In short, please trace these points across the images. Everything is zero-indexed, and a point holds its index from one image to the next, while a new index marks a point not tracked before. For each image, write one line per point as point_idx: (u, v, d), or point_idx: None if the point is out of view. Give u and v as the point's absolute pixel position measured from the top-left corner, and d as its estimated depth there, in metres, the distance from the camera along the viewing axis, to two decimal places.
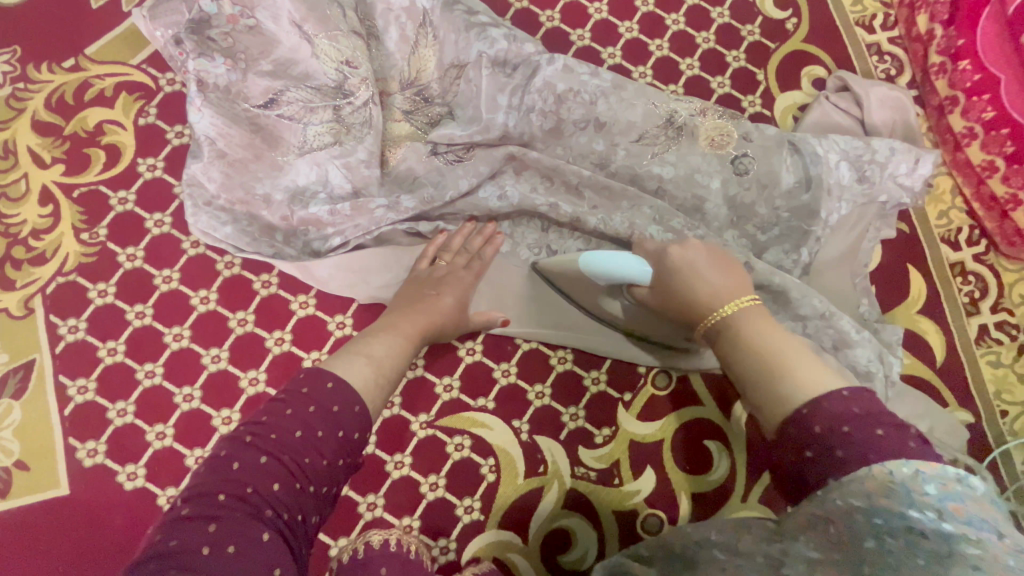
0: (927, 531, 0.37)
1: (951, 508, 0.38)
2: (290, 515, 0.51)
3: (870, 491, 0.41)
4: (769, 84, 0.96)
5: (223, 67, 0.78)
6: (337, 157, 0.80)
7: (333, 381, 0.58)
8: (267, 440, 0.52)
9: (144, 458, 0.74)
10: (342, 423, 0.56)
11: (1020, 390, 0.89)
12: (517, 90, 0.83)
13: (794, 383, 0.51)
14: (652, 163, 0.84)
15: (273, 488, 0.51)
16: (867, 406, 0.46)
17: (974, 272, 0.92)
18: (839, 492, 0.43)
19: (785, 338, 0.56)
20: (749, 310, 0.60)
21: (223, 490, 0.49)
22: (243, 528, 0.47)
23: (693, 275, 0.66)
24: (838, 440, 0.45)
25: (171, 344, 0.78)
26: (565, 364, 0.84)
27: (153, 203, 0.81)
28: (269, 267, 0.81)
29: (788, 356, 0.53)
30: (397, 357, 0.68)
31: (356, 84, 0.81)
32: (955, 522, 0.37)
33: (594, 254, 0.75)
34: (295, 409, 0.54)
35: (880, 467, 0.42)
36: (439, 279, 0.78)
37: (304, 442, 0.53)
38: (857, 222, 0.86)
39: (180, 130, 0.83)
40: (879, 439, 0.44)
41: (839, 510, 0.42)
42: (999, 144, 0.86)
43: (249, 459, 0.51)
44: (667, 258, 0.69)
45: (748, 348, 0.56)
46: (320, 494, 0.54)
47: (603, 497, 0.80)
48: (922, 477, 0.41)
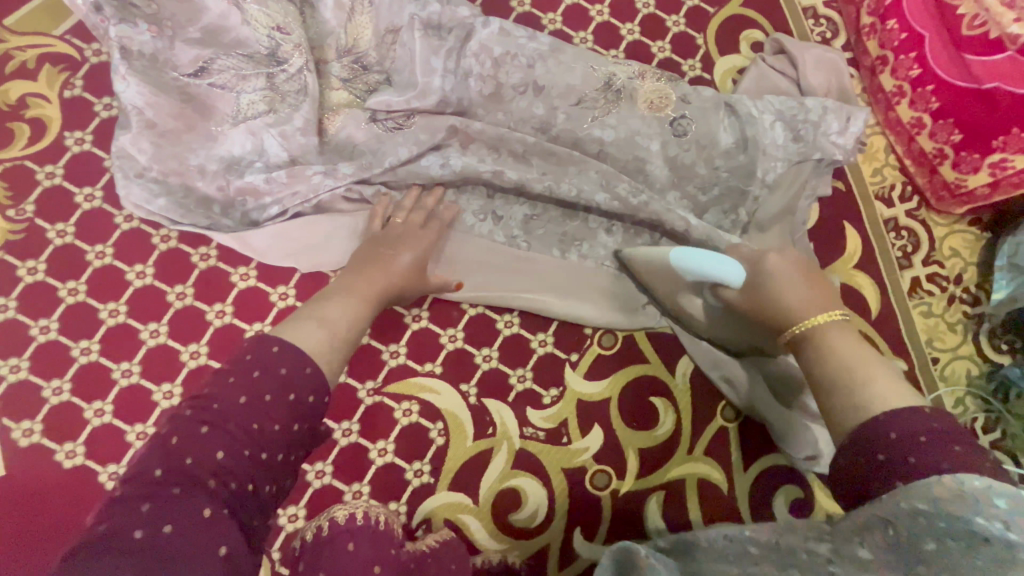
0: (991, 538, 0.39)
1: (1018, 521, 0.39)
2: (239, 486, 0.48)
3: (936, 497, 0.42)
4: (709, 48, 0.98)
5: (148, 34, 0.75)
6: (271, 125, 0.79)
7: (279, 346, 0.56)
8: (208, 410, 0.50)
9: (81, 436, 0.73)
10: (294, 386, 0.54)
11: (950, 338, 0.92)
12: (453, 54, 0.83)
13: (874, 395, 0.52)
14: (592, 126, 0.85)
15: (219, 456, 0.48)
16: (944, 423, 0.47)
17: (907, 227, 0.96)
18: (904, 494, 0.43)
19: (868, 353, 0.57)
20: (835, 324, 0.61)
21: (160, 466, 0.46)
22: (182, 503, 0.44)
23: (781, 285, 0.68)
24: (914, 449, 0.46)
25: (107, 320, 0.76)
26: (512, 328, 0.85)
27: (83, 177, 0.79)
28: (207, 239, 0.80)
29: (868, 369, 0.55)
30: (358, 321, 0.67)
31: (290, 51, 0.80)
32: (1020, 533, 0.38)
33: (688, 251, 0.77)
34: (237, 377, 0.53)
35: (951, 477, 0.42)
36: (394, 240, 0.77)
37: (250, 407, 0.51)
38: (794, 180, 0.89)
39: (108, 102, 0.81)
40: (956, 454, 0.44)
41: (902, 514, 0.43)
42: (925, 100, 0.89)
43: (189, 431, 0.48)
44: (765, 263, 0.70)
45: (831, 364, 0.57)
46: (273, 462, 0.51)
47: (553, 455, 0.82)
48: (994, 489, 0.41)
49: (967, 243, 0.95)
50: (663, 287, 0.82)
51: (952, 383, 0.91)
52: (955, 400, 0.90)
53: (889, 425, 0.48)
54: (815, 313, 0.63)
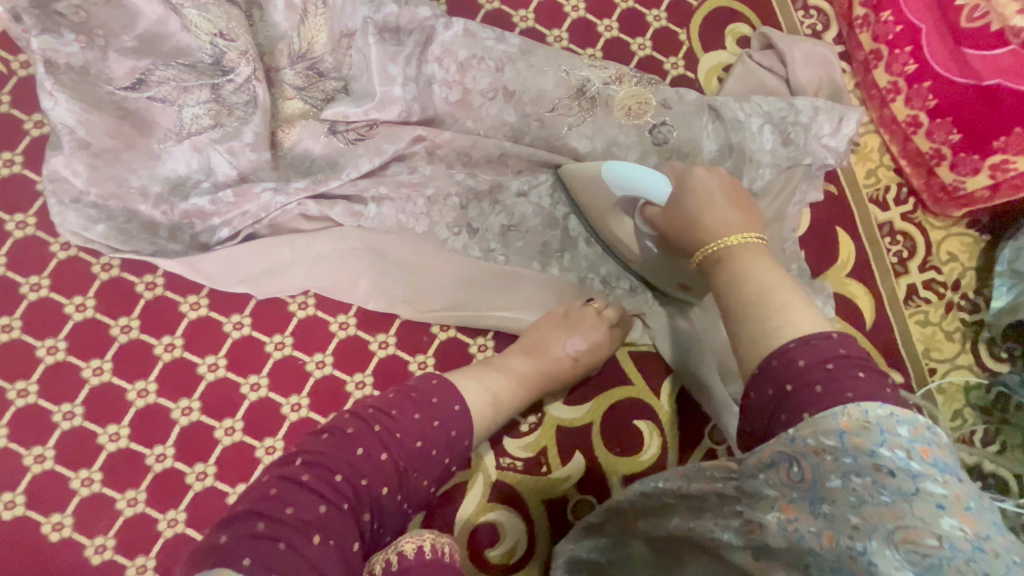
0: (896, 471, 0.33)
1: (919, 450, 0.34)
2: (377, 523, 0.50)
3: (840, 429, 0.36)
4: (692, 44, 0.91)
5: (76, 44, 0.69)
6: (219, 141, 0.73)
7: (460, 405, 0.58)
8: (391, 436, 0.52)
9: (21, 485, 0.68)
10: (451, 450, 0.57)
11: (948, 347, 0.88)
12: (414, 59, 0.77)
13: (778, 324, 0.44)
14: (568, 134, 0.80)
15: (382, 488, 0.50)
16: (852, 348, 0.41)
17: (902, 231, 0.91)
18: (809, 427, 0.37)
19: (778, 276, 0.47)
20: (749, 246, 0.52)
21: (342, 470, 0.48)
22: (346, 523, 0.46)
23: (706, 204, 0.58)
24: (822, 376, 0.40)
25: (45, 358, 0.71)
26: (486, 352, 0.79)
27: (13, 203, 0.73)
28: (153, 267, 0.74)
29: (778, 293, 0.45)
30: (516, 404, 0.70)
31: (235, 59, 0.73)
32: (924, 462, 0.34)
33: (621, 168, 0.69)
34: (422, 416, 0.55)
35: (856, 406, 0.36)
36: (576, 320, 0.76)
37: (421, 455, 0.54)
38: (783, 187, 0.83)
39: (39, 119, 0.75)
40: (859, 381, 0.38)
41: (804, 449, 0.37)
42: (921, 98, 0.84)
43: (373, 449, 0.51)
44: (690, 177, 0.62)
45: (733, 288, 0.48)
46: (404, 511, 0.54)
47: (531, 486, 0.77)
48: (896, 417, 0.35)
49: (965, 246, 0.90)
50: (594, 195, 0.75)
51: (951, 396, 0.87)
52: (953, 413, 0.86)
53: (797, 351, 0.41)
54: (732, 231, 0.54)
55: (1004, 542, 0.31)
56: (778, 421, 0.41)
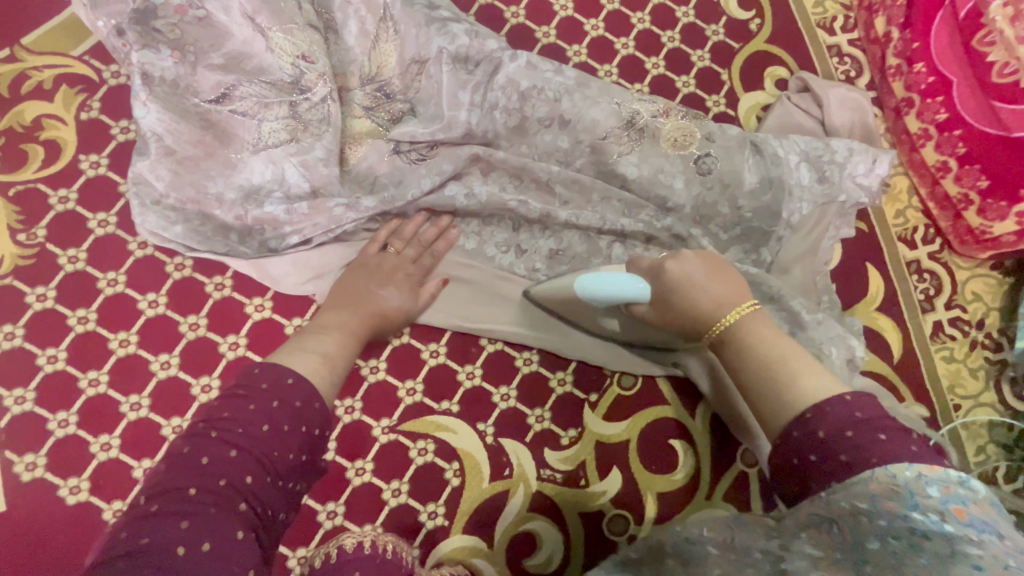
0: (930, 533, 0.38)
1: (953, 510, 0.40)
2: (261, 510, 0.49)
3: (873, 493, 0.43)
4: (733, 84, 0.97)
5: (171, 60, 0.74)
6: (293, 155, 0.77)
7: (294, 376, 0.57)
8: (234, 433, 0.50)
9: (86, 471, 0.71)
10: (305, 417, 0.55)
11: (972, 384, 0.91)
12: (480, 87, 0.82)
13: (798, 392, 0.51)
14: (618, 161, 0.84)
15: (247, 480, 0.49)
16: (866, 409, 0.48)
17: (929, 269, 0.95)
18: (843, 493, 0.44)
19: (792, 348, 0.56)
20: (751, 318, 0.59)
21: (195, 484, 0.46)
22: (219, 524, 0.45)
23: (692, 290, 0.62)
24: (845, 447, 0.46)
25: (117, 351, 0.74)
26: (530, 365, 0.83)
27: (97, 203, 0.78)
28: (223, 268, 0.79)
29: (791, 363, 0.54)
30: (348, 354, 0.68)
31: (314, 80, 0.78)
32: (956, 524, 0.39)
33: (592, 278, 0.70)
34: (259, 404, 0.53)
35: (884, 470, 0.44)
36: (379, 269, 0.77)
37: (274, 435, 0.52)
38: (817, 222, 0.88)
39: (125, 125, 0.80)
40: (881, 444, 0.45)
41: (843, 511, 0.42)
42: (952, 145, 0.88)
43: (218, 453, 0.49)
44: (665, 274, 0.65)
45: (753, 354, 0.56)
46: (286, 489, 0.53)
47: (570, 498, 0.79)
48: (924, 480, 0.42)
49: (989, 287, 0.94)
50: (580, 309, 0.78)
51: (974, 431, 0.90)
52: (977, 448, 0.89)
53: (816, 422, 0.48)
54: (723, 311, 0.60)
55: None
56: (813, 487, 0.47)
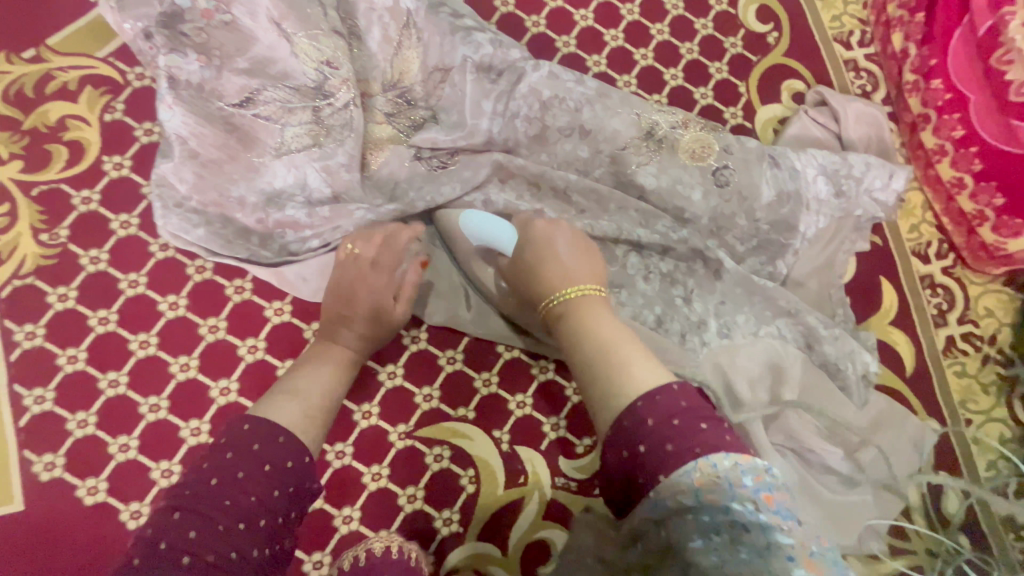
0: (747, 525, 0.42)
1: (763, 498, 0.43)
2: (219, 560, 0.46)
3: (696, 489, 0.44)
4: (750, 97, 0.97)
5: (197, 64, 0.75)
6: (315, 160, 0.78)
7: (248, 422, 0.54)
8: (180, 494, 0.48)
9: (104, 472, 0.71)
10: (264, 457, 0.52)
11: (984, 399, 0.92)
12: (503, 96, 0.83)
13: (623, 379, 0.52)
14: (636, 171, 0.84)
15: (192, 535, 0.46)
16: (691, 400, 0.49)
17: (942, 284, 0.95)
18: (670, 489, 0.45)
19: (621, 334, 0.57)
20: (585, 300, 0.62)
21: (139, 552, 0.45)
22: None
23: (545, 256, 0.68)
24: (668, 434, 0.47)
25: (136, 352, 0.75)
26: (546, 373, 0.83)
27: (120, 203, 0.78)
28: (243, 272, 0.79)
29: (618, 348, 0.55)
30: (325, 386, 0.65)
31: (337, 85, 0.79)
32: (767, 513, 0.42)
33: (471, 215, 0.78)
34: (211, 458, 0.51)
35: (706, 462, 0.45)
36: (350, 285, 0.71)
37: (223, 485, 0.49)
38: (832, 235, 0.89)
39: (149, 127, 0.80)
40: (701, 432, 0.47)
41: (670, 510, 0.45)
42: (967, 162, 0.89)
43: (162, 517, 0.47)
44: (530, 232, 0.71)
45: (589, 341, 0.57)
46: (260, 530, 0.49)
47: (584, 507, 0.79)
48: (739, 469, 0.44)
49: (1001, 303, 0.95)
50: (464, 249, 0.81)
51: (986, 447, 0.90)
52: (988, 464, 0.89)
53: (646, 409, 0.48)
54: (572, 289, 0.63)
55: None
56: (642, 484, 0.47)
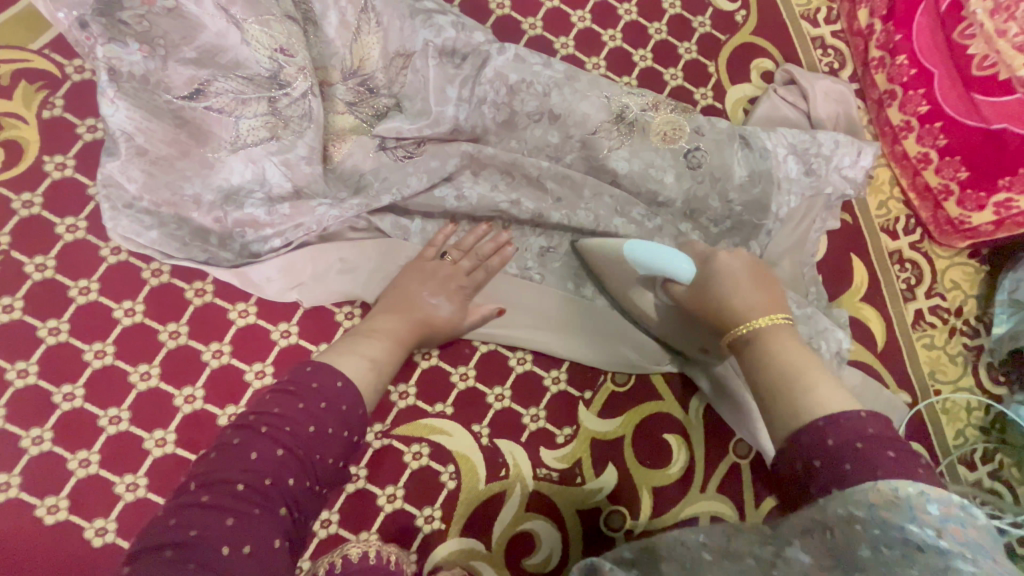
0: (924, 546, 0.37)
1: (951, 528, 0.38)
2: (297, 515, 0.48)
3: (870, 502, 0.41)
4: (720, 77, 0.96)
5: (140, 54, 0.70)
6: (274, 154, 0.74)
7: (342, 380, 0.55)
8: (282, 431, 0.49)
9: (65, 489, 0.68)
10: (350, 422, 0.54)
11: (952, 370, 0.94)
12: (468, 82, 0.80)
13: (809, 400, 0.49)
14: (608, 155, 0.83)
15: (289, 482, 0.48)
16: (878, 427, 0.46)
17: (910, 259, 0.97)
18: (841, 500, 0.42)
19: (812, 359, 0.54)
20: (782, 328, 0.57)
21: (243, 481, 0.46)
22: (259, 527, 0.44)
23: (734, 285, 0.63)
24: (849, 455, 0.44)
25: (92, 362, 0.71)
26: (524, 365, 0.82)
27: (65, 206, 0.73)
28: (203, 274, 0.75)
29: (808, 373, 0.52)
30: (394, 364, 0.67)
31: (293, 74, 0.75)
32: (951, 540, 0.37)
33: (638, 243, 0.73)
34: (307, 404, 0.52)
35: (884, 482, 0.41)
36: (433, 276, 0.75)
37: (318, 437, 0.51)
38: (805, 214, 0.89)
39: (92, 124, 0.76)
40: (886, 459, 0.43)
41: (837, 517, 0.41)
42: (932, 137, 0.90)
43: (266, 451, 0.48)
44: (715, 262, 0.66)
45: (774, 363, 0.54)
46: (321, 495, 0.52)
47: (566, 497, 0.79)
48: (925, 497, 0.40)
49: (967, 275, 0.97)
50: (616, 280, 0.79)
51: (954, 416, 0.92)
52: (956, 432, 0.92)
53: (827, 429, 0.46)
54: (761, 314, 0.59)
55: None
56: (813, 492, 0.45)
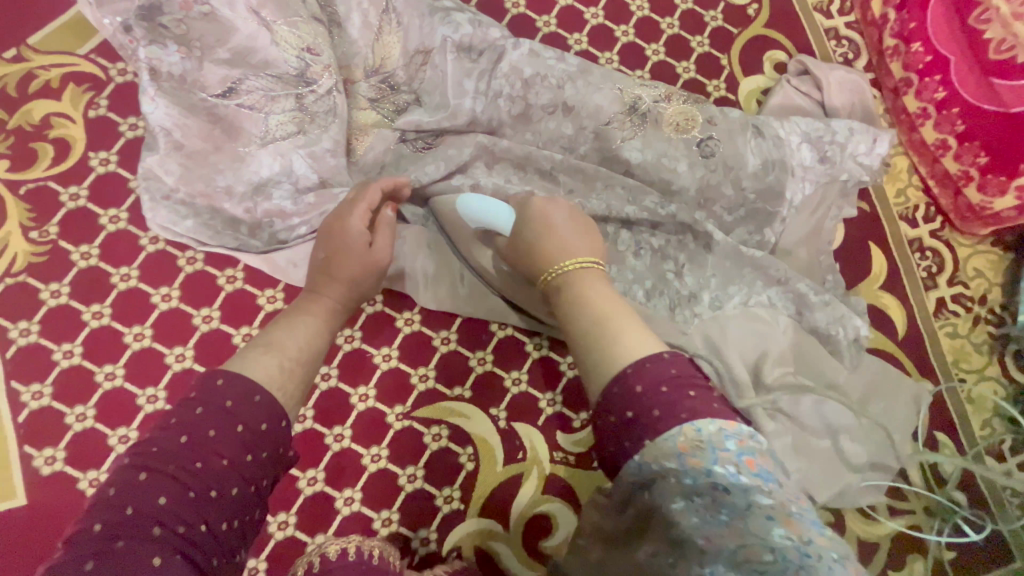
0: (730, 487, 0.42)
1: (746, 462, 0.43)
2: (187, 528, 0.43)
3: (679, 451, 0.44)
4: (732, 69, 0.98)
5: (177, 55, 0.74)
6: (301, 147, 0.78)
7: (223, 376, 0.50)
8: (148, 454, 0.45)
9: (105, 463, 0.72)
10: (237, 417, 0.49)
11: (976, 359, 0.92)
12: (484, 76, 0.83)
13: (619, 343, 0.51)
14: (621, 146, 0.85)
15: (161, 502, 0.43)
16: (681, 367, 0.49)
17: (931, 248, 0.96)
18: (653, 451, 0.45)
19: (615, 299, 0.57)
20: (588, 270, 0.61)
21: (101, 519, 0.42)
22: (121, 561, 0.40)
23: (548, 232, 0.66)
24: (658, 402, 0.46)
25: (132, 344, 0.75)
26: (541, 350, 0.84)
27: (109, 199, 0.78)
28: (234, 261, 0.79)
29: (615, 317, 0.54)
30: (308, 342, 0.60)
31: (319, 72, 0.79)
32: (748, 475, 0.42)
33: (470, 199, 0.77)
34: (179, 416, 0.47)
35: (692, 426, 0.44)
36: (338, 245, 0.69)
37: (193, 447, 0.46)
38: (820, 201, 0.89)
39: (134, 122, 0.81)
40: (689, 400, 0.46)
41: (654, 472, 0.45)
42: (950, 123, 0.90)
43: (128, 478, 0.44)
44: (529, 208, 0.70)
45: (587, 304, 0.56)
46: (231, 497, 0.46)
47: (584, 480, 0.80)
48: (723, 433, 0.44)
49: (991, 263, 0.95)
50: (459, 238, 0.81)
51: (980, 406, 0.91)
52: (983, 423, 0.90)
53: (635, 376, 0.48)
54: (572, 258, 0.62)
55: (823, 540, 0.40)
56: (626, 448, 0.47)
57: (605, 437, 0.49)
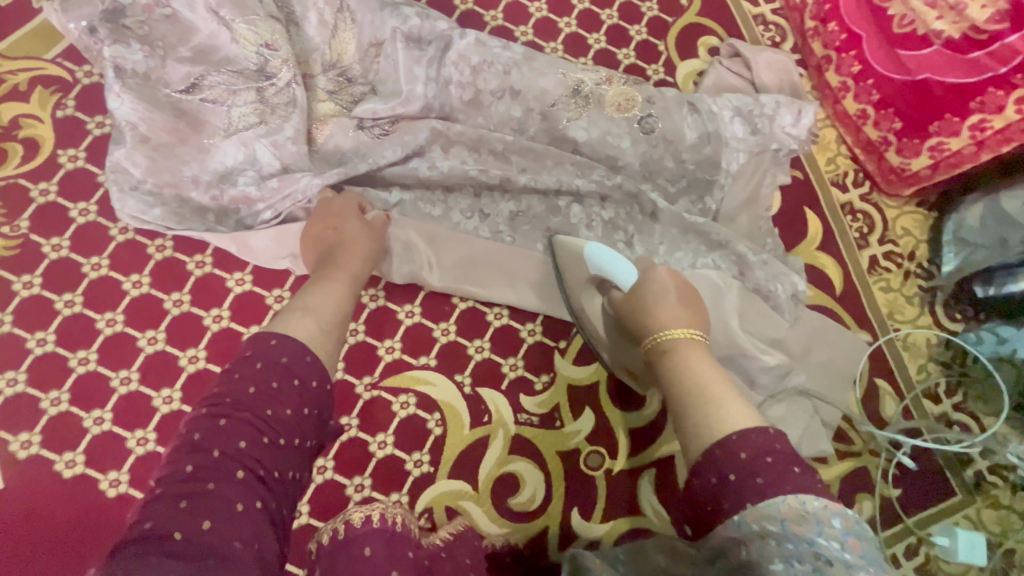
0: (833, 560, 0.44)
1: (851, 542, 0.45)
2: (265, 470, 0.50)
3: (783, 518, 0.47)
4: (669, 54, 1.05)
5: (141, 53, 0.79)
6: (263, 136, 0.82)
7: (276, 337, 0.57)
8: (223, 403, 0.52)
9: (81, 445, 0.74)
10: (294, 371, 0.56)
11: (910, 310, 0.99)
12: (434, 63, 0.89)
13: (718, 415, 0.57)
14: (567, 126, 0.91)
15: (242, 445, 0.50)
16: (785, 444, 0.53)
17: (862, 210, 1.03)
18: (756, 514, 0.48)
19: (716, 372, 0.64)
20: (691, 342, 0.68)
21: (191, 461, 0.48)
22: (217, 500, 0.46)
23: (660, 299, 0.74)
24: (762, 468, 0.50)
25: (105, 329, 0.78)
26: (501, 319, 0.89)
27: (78, 193, 0.82)
28: (203, 247, 0.83)
29: (717, 389, 0.61)
30: (337, 304, 0.69)
31: (278, 66, 0.83)
32: (853, 554, 0.44)
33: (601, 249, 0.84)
34: (243, 370, 0.54)
35: (796, 498, 0.48)
36: (336, 232, 0.79)
37: (262, 395, 0.53)
38: (755, 169, 0.96)
39: (101, 120, 0.84)
40: (794, 476, 0.49)
41: (753, 532, 0.48)
42: (867, 94, 0.98)
43: (208, 425, 0.50)
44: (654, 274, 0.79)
45: (690, 376, 0.63)
46: (295, 447, 0.54)
47: (548, 439, 0.84)
48: (829, 511, 0.47)
49: (917, 222, 1.03)
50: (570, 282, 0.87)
51: (915, 353, 0.97)
52: (919, 368, 0.97)
53: (736, 443, 0.53)
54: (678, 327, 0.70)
55: None
56: (724, 508, 0.50)
57: (703, 500, 0.53)
